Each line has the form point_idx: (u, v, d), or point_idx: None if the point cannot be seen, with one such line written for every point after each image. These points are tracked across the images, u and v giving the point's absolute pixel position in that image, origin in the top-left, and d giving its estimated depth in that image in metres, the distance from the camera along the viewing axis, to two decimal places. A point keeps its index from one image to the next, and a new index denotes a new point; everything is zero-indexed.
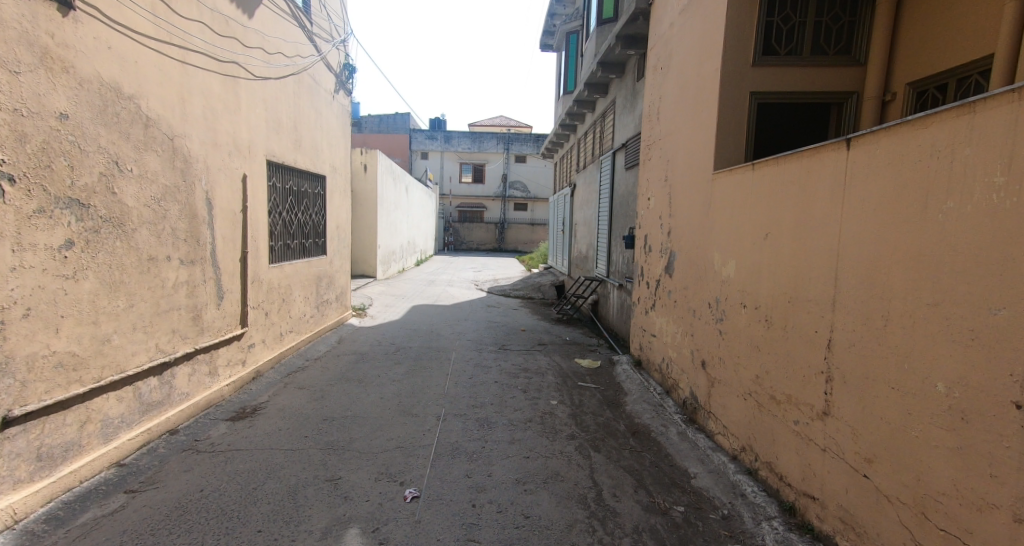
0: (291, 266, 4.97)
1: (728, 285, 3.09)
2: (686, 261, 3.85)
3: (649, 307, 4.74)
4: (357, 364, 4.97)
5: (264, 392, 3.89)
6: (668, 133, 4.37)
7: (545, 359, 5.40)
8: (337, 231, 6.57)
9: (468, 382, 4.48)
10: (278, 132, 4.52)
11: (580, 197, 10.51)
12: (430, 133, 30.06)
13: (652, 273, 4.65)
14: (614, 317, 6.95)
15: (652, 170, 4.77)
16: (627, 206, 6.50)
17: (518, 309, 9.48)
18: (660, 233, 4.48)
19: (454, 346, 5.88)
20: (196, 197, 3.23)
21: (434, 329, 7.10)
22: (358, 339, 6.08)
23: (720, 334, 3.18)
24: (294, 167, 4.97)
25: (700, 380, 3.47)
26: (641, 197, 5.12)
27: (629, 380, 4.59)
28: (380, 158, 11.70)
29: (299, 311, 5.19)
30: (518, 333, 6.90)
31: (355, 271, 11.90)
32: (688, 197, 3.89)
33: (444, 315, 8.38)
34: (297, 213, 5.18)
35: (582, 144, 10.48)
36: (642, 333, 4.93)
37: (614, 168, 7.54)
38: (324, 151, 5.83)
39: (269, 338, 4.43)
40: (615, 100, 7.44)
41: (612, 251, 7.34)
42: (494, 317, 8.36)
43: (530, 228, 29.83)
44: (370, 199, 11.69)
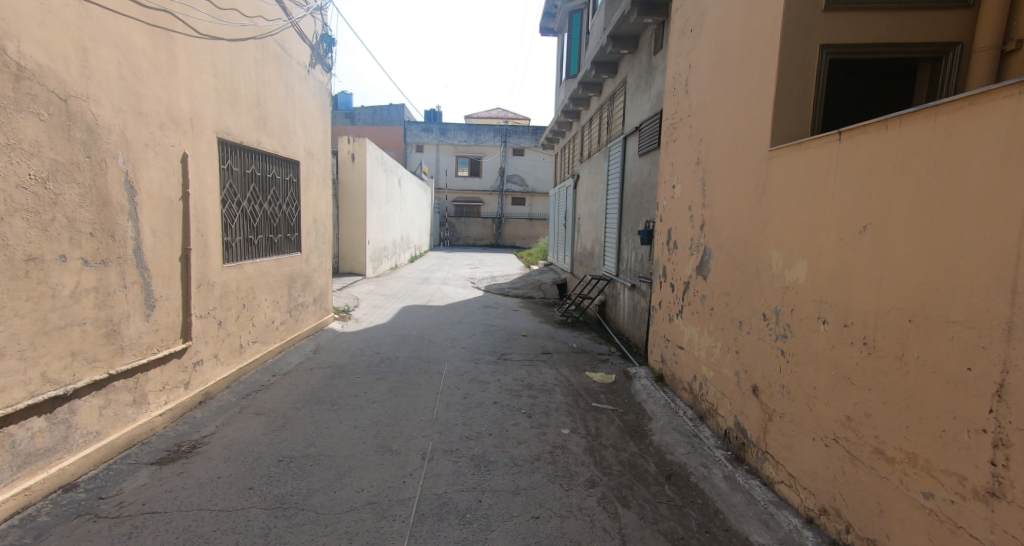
0: (255, 265, 4.26)
1: (794, 293, 2.41)
2: (726, 261, 3.17)
3: (676, 313, 4.06)
4: (332, 380, 4.27)
5: (211, 421, 3.18)
6: (700, 107, 3.68)
7: (552, 373, 4.70)
8: (315, 225, 5.86)
9: (462, 404, 3.79)
10: (235, 106, 3.80)
11: (584, 190, 9.82)
12: (425, 125, 29.24)
13: (680, 274, 3.96)
14: (628, 321, 6.26)
15: (679, 153, 4.08)
16: (642, 197, 5.81)
17: (517, 310, 8.78)
18: (690, 227, 3.79)
19: (447, 356, 5.18)
20: (110, 178, 2.51)
21: (425, 334, 6.40)
22: (338, 348, 5.38)
23: (780, 355, 2.50)
24: (258, 150, 4.25)
25: (750, 410, 2.79)
26: (663, 185, 4.43)
27: (651, 400, 3.91)
28: (368, 148, 10.92)
29: (266, 318, 4.48)
30: (519, 339, 6.20)
31: (343, 268, 11.15)
32: (728, 182, 3.20)
33: (437, 318, 7.67)
34: (264, 203, 4.47)
35: (586, 131, 9.79)
36: (666, 344, 4.26)
37: (624, 156, 6.85)
38: (297, 133, 5.11)
39: (224, 353, 3.72)
40: (626, 79, 6.74)
41: (623, 248, 6.66)
42: (492, 320, 7.66)
43: (528, 223, 29.14)
44: (359, 191, 10.92)
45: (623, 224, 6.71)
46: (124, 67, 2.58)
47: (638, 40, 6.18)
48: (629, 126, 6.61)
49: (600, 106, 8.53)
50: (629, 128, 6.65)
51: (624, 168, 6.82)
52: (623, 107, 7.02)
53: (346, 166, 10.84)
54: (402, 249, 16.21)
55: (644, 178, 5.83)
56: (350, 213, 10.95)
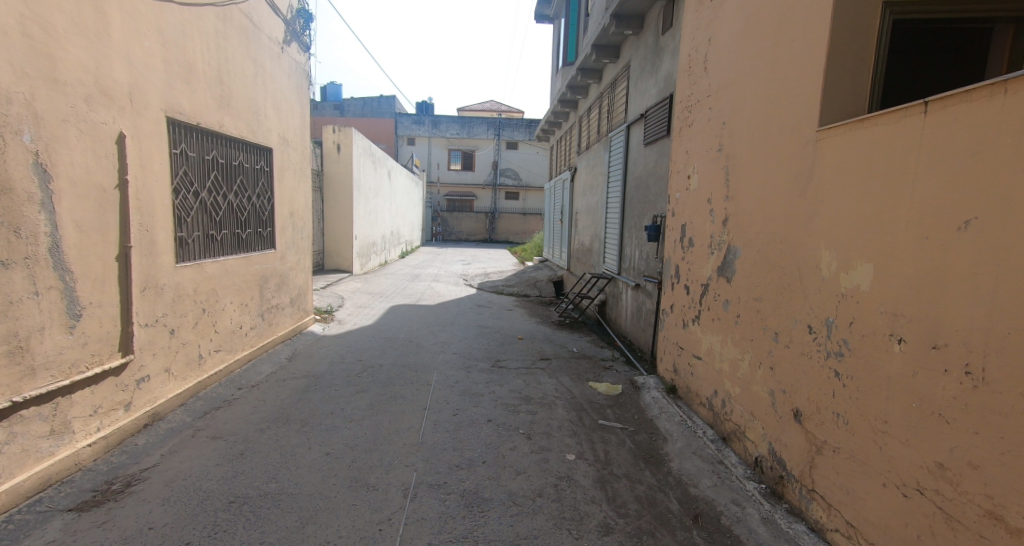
0: (218, 265, 3.78)
1: (852, 303, 1.98)
2: (756, 261, 2.74)
3: (691, 319, 3.64)
4: (306, 393, 3.80)
5: (156, 449, 2.72)
6: (722, 86, 3.24)
7: (553, 383, 4.27)
8: (293, 220, 5.38)
9: (451, 423, 3.35)
10: (190, 82, 3.32)
11: (582, 183, 9.38)
12: (417, 118, 28.64)
13: (697, 275, 3.54)
14: (633, 324, 5.84)
15: (695, 138, 3.65)
16: (649, 189, 5.38)
17: (512, 309, 8.33)
18: (710, 222, 3.35)
19: (436, 364, 4.74)
20: (9, 158, 2.05)
21: (413, 338, 5.94)
22: (317, 355, 4.91)
23: (832, 377, 2.07)
24: (220, 134, 3.77)
25: (789, 438, 2.37)
26: (676, 176, 4.01)
27: (665, 417, 3.47)
28: (355, 137, 10.40)
29: (232, 323, 4.00)
30: (514, 343, 5.76)
31: (329, 264, 10.63)
32: (757, 170, 2.77)
33: (427, 319, 7.21)
34: (229, 194, 3.99)
35: (584, 121, 9.33)
36: (679, 352, 3.83)
37: (627, 147, 6.41)
38: (267, 117, 4.62)
39: (178, 366, 3.24)
40: (630, 63, 6.29)
41: (627, 245, 6.24)
42: (485, 321, 7.21)
43: (522, 218, 28.64)
44: (345, 183, 10.39)
45: (626, 219, 6.28)
46: (29, 22, 2.12)
47: (644, 20, 5.73)
48: (633, 114, 6.17)
49: (600, 94, 8.10)
50: (633, 116, 6.21)
51: (627, 160, 6.38)
52: (626, 94, 6.57)
53: (332, 157, 10.31)
54: (392, 244, 15.70)
55: (651, 170, 5.41)
56: (337, 207, 10.44)
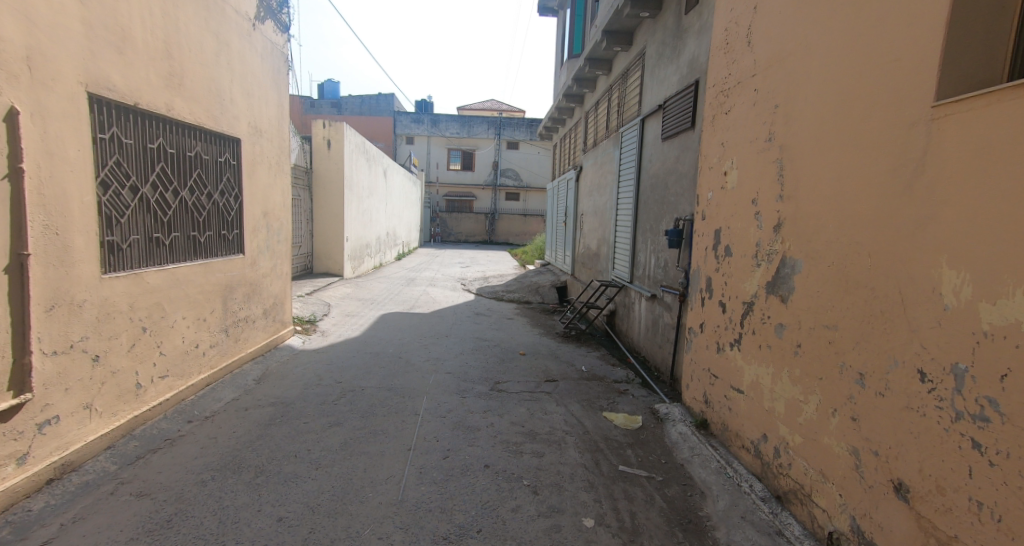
0: (164, 273, 3.19)
1: (1004, 348, 1.38)
2: (827, 277, 2.15)
3: (729, 343, 3.04)
4: (268, 426, 3.21)
5: (56, 514, 2.13)
6: (774, 60, 2.65)
7: (561, 414, 3.67)
8: (268, 221, 4.81)
9: (439, 470, 2.76)
10: (125, 53, 2.76)
11: (589, 182, 8.80)
12: (416, 116, 28.08)
13: (737, 291, 2.96)
14: (650, 341, 5.24)
15: (734, 128, 3.06)
16: (670, 188, 4.79)
17: (513, 318, 7.73)
18: (756, 227, 2.77)
19: (426, 388, 4.15)
20: None
21: (403, 353, 5.35)
22: (291, 375, 4.31)
23: (964, 447, 1.48)
24: (168, 118, 3.20)
25: (884, 518, 1.77)
26: (709, 172, 3.43)
27: (699, 462, 2.88)
28: (347, 133, 9.81)
29: (183, 343, 3.41)
30: (515, 360, 5.18)
31: (318, 268, 10.03)
32: (828, 160, 2.18)
33: (419, 330, 6.62)
34: (181, 190, 3.41)
35: (591, 116, 8.76)
36: (713, 381, 3.24)
37: (641, 142, 5.83)
38: (234, 103, 4.05)
39: (105, 401, 2.66)
40: (645, 50, 5.71)
41: (641, 251, 5.68)
42: (483, 332, 6.61)
43: (522, 219, 28.06)
44: (336, 181, 9.79)
45: (641, 223, 5.71)
46: None
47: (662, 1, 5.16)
48: (648, 107, 5.61)
49: (609, 87, 7.55)
50: (648, 108, 5.64)
51: (641, 156, 5.80)
52: (639, 85, 6.02)
53: (322, 153, 9.72)
54: (388, 245, 15.10)
55: (671, 168, 4.83)
56: (328, 207, 9.86)
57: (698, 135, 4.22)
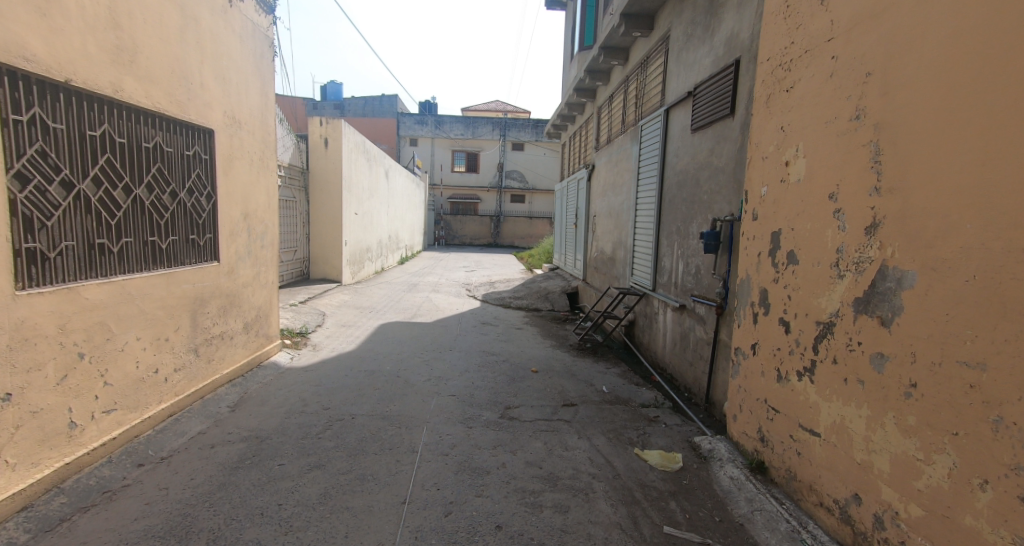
0: (111, 287, 2.67)
1: None
2: (965, 297, 1.60)
3: (795, 371, 2.48)
4: (235, 469, 2.68)
5: None
6: (863, 17, 2.09)
7: (585, 451, 3.12)
8: (249, 224, 4.30)
9: (438, 533, 2.22)
10: (51, 18, 2.25)
11: (602, 181, 8.25)
12: (420, 117, 27.64)
13: (806, 308, 2.40)
14: (680, 358, 4.69)
15: (800, 108, 2.50)
16: (704, 184, 4.25)
17: (522, 328, 7.18)
18: (834, 229, 2.21)
19: (426, 417, 3.61)
20: None
21: (401, 371, 4.82)
22: (272, 399, 3.78)
23: None
24: (114, 100, 2.66)
25: None
26: (763, 164, 2.87)
27: (765, 521, 2.32)
28: (345, 130, 9.30)
29: (137, 369, 2.88)
30: (527, 380, 4.63)
31: (315, 274, 9.52)
32: (969, 139, 1.63)
33: (420, 343, 6.09)
34: (135, 187, 2.89)
35: (605, 110, 8.22)
36: (771, 416, 2.68)
37: (665, 136, 5.29)
38: (206, 89, 3.54)
39: (20, 451, 2.15)
40: (670, 32, 5.18)
41: (668, 256, 5.12)
42: (490, 345, 6.07)
43: (527, 222, 27.52)
44: (333, 182, 9.29)
45: (667, 225, 5.15)
46: None
47: None
48: (674, 96, 5.07)
49: (626, 78, 7.01)
50: (673, 98, 5.10)
51: (665, 150, 5.26)
52: (662, 73, 5.47)
53: (319, 152, 9.22)
54: (390, 249, 14.58)
55: (705, 163, 4.28)
56: (325, 209, 9.37)
57: (740, 124, 3.67)
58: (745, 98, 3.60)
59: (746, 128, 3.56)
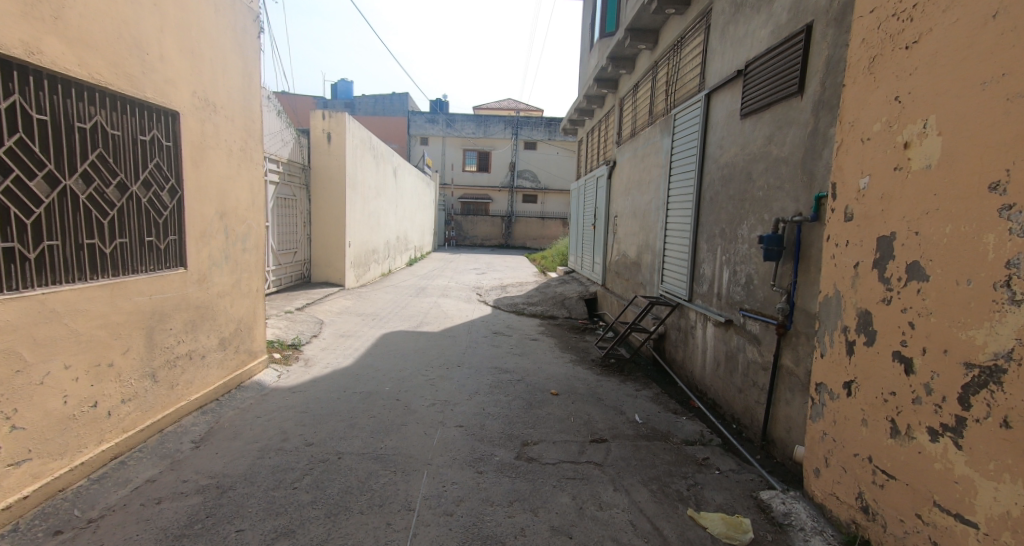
0: (23, 304, 2.09)
1: None
2: None
3: (923, 427, 1.83)
4: (180, 538, 2.10)
5: None
6: None
7: (625, 512, 2.49)
8: (227, 224, 3.73)
9: None
10: None
11: (625, 178, 7.62)
12: (431, 116, 27.14)
13: (946, 342, 1.75)
14: (727, 383, 4.02)
15: (934, 69, 1.85)
16: (760, 178, 3.61)
17: (537, 340, 6.56)
18: (1002, 234, 1.58)
19: (427, 458, 3.00)
20: None
21: (401, 393, 4.23)
22: (247, 431, 3.20)
23: None
24: (27, 64, 2.10)
25: None
26: (863, 148, 2.21)
27: None
28: (349, 124, 8.77)
29: (66, 405, 2.31)
30: (546, 407, 4.01)
31: (317, 277, 8.98)
32: None
33: (425, 357, 5.49)
34: (64, 176, 2.31)
35: (630, 101, 7.59)
36: (881, 481, 2.03)
37: (706, 125, 4.65)
38: (168, 62, 2.96)
39: None
40: (712, 5, 4.55)
41: (709, 262, 4.48)
42: (503, 360, 5.46)
43: (539, 222, 26.84)
44: (337, 179, 8.75)
45: (709, 227, 4.50)
46: None
47: None
48: (717, 78, 4.44)
49: (655, 64, 6.37)
50: (716, 81, 4.47)
51: (706, 141, 4.63)
52: (702, 53, 4.82)
53: (321, 147, 8.69)
54: (397, 250, 14.03)
55: (761, 153, 3.62)
56: (328, 209, 8.83)
57: (812, 103, 3.01)
58: (821, 71, 2.94)
59: (822, 107, 2.90)
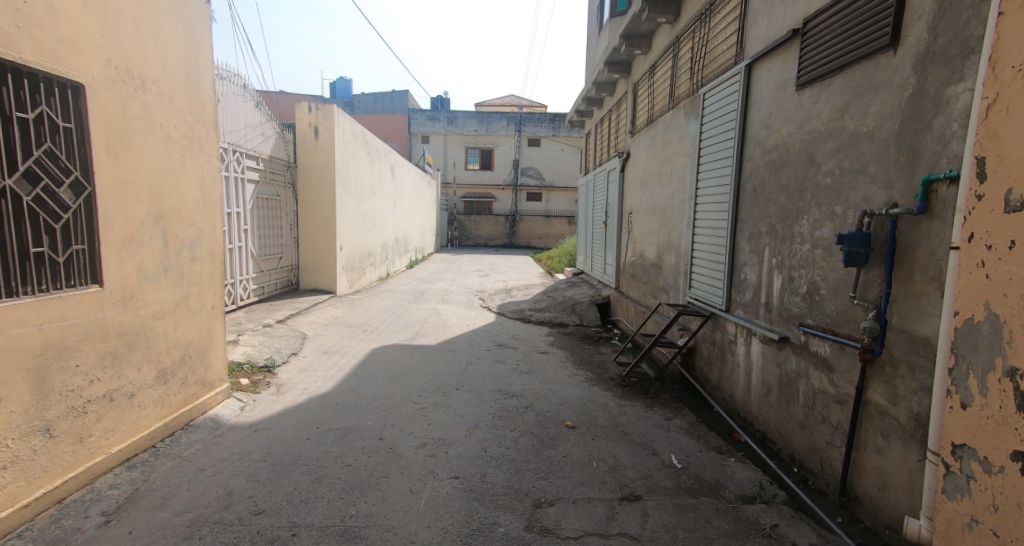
0: None
1: None
2: None
3: None
4: None
5: None
6: None
7: None
8: (167, 228, 3.03)
9: None
10: None
11: (641, 170, 6.91)
12: (431, 114, 26.44)
13: None
14: (784, 415, 3.29)
15: None
16: (827, 162, 2.91)
17: (547, 354, 5.85)
18: None
19: (410, 531, 2.31)
20: None
21: (386, 428, 3.54)
22: (181, 494, 2.51)
23: None
24: None
25: None
26: None
27: None
28: (339, 117, 8.11)
29: None
30: (561, 447, 3.31)
31: (306, 284, 8.32)
32: None
33: (418, 377, 4.79)
34: None
35: (646, 84, 6.88)
36: None
37: (746, 102, 3.94)
38: (60, 15, 2.28)
39: None
40: None
41: (754, 265, 3.80)
42: (507, 381, 4.76)
43: (544, 221, 26.07)
44: (325, 177, 8.06)
45: (755, 224, 3.77)
46: None
47: None
48: (761, 45, 3.74)
49: (678, 39, 5.67)
50: (760, 48, 3.75)
51: (747, 120, 3.92)
52: (741, 18, 4.12)
53: (307, 143, 8.03)
54: (396, 252, 13.34)
55: (830, 130, 2.89)
56: (317, 210, 8.14)
57: (915, 57, 2.28)
58: (928, 13, 2.21)
59: (932, 62, 2.18)
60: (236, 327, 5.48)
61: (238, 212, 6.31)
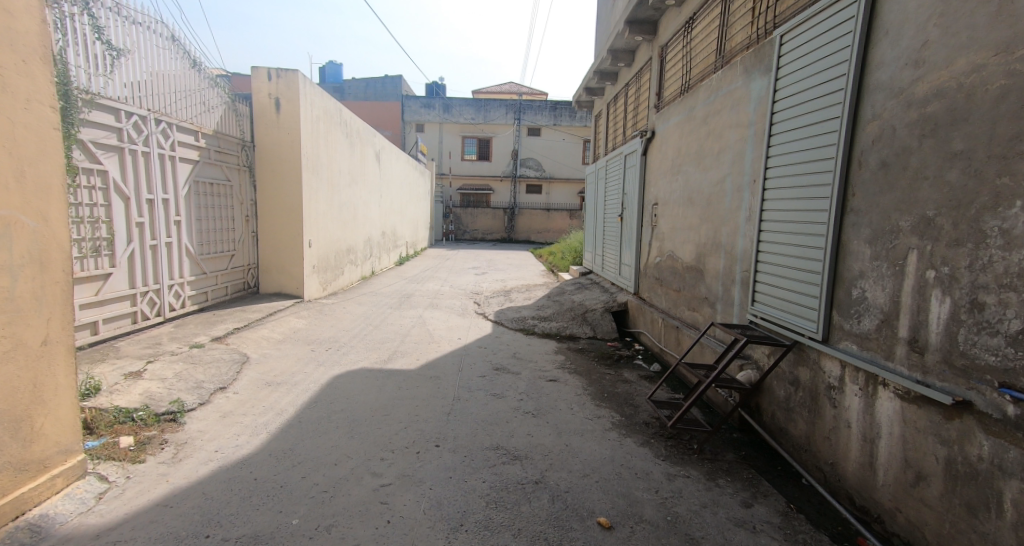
0: None
1: None
2: None
3: None
4: None
5: None
6: None
7: None
8: None
9: None
10: None
11: (673, 148, 5.57)
12: (426, 100, 24.97)
13: None
14: (962, 530, 2.03)
15: None
16: None
17: (557, 383, 4.54)
18: None
19: None
20: None
21: (320, 533, 2.26)
22: None
23: None
24: None
25: None
26: None
27: None
28: (306, 87, 6.76)
29: None
30: None
31: (267, 287, 6.99)
32: None
33: (385, 424, 3.50)
34: None
35: (681, 42, 5.54)
36: None
37: (867, 34, 2.64)
38: None
39: None
40: None
41: (882, 277, 2.51)
42: (508, 431, 3.47)
43: (545, 214, 24.71)
44: (288, 159, 6.70)
45: (887, 217, 2.48)
46: None
47: None
48: None
49: None
50: None
51: (871, 59, 2.60)
52: None
53: (267, 118, 6.68)
54: (382, 248, 11.95)
55: None
56: (278, 199, 6.78)
57: None
58: None
59: None
60: (150, 351, 4.17)
61: (167, 198, 5.00)
